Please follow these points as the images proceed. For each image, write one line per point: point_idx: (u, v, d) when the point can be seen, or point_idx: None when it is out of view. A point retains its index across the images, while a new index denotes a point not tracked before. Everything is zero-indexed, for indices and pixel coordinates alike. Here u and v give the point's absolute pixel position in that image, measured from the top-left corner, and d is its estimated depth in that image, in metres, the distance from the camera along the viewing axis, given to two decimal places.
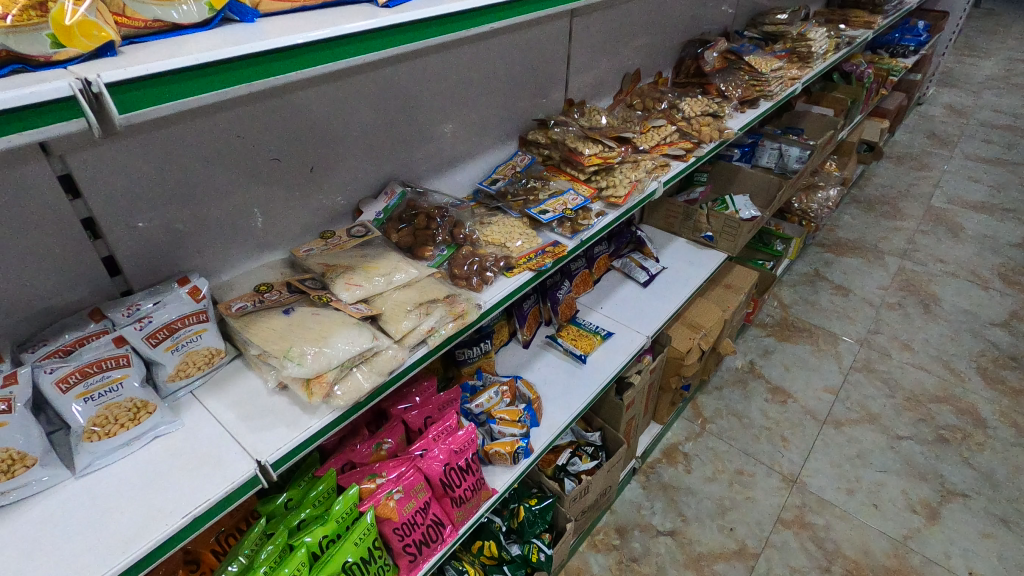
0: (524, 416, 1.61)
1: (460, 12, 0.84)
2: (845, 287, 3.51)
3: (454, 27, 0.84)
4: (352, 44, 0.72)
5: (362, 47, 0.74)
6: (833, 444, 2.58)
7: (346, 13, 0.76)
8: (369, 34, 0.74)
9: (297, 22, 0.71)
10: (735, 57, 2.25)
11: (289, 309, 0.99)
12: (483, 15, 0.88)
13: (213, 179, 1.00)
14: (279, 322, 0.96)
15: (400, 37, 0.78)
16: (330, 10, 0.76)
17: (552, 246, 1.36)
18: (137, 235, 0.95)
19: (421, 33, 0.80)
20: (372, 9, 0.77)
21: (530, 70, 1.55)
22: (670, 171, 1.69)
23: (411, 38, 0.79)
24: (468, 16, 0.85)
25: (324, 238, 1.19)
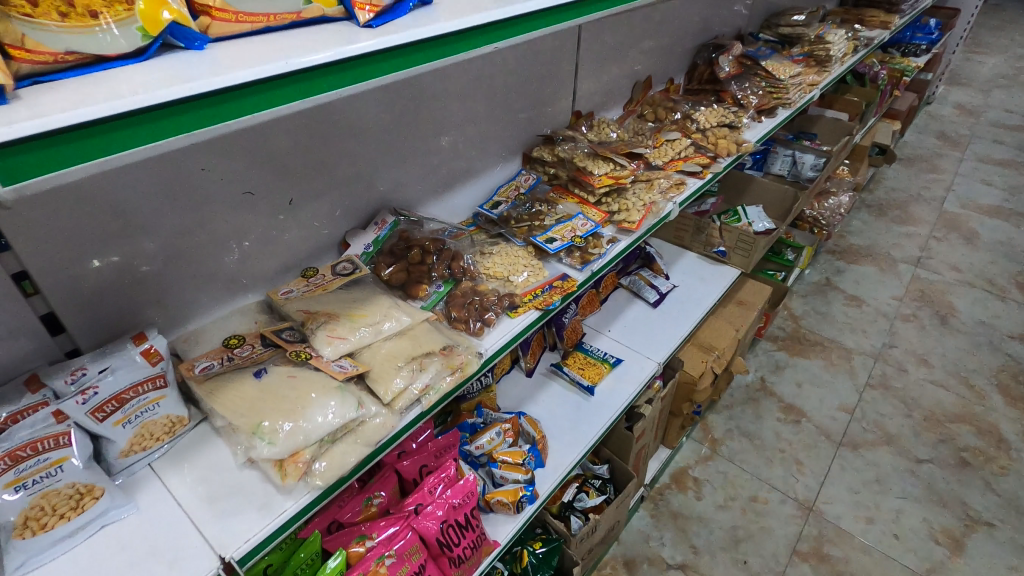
0: (526, 458, 1.49)
1: (453, 33, 0.71)
2: (858, 297, 3.38)
3: (447, 51, 0.71)
4: (321, 77, 0.59)
5: (333, 80, 0.60)
6: (849, 467, 2.46)
7: (318, 36, 0.62)
8: (342, 64, 0.60)
9: (252, 50, 0.58)
10: (751, 62, 2.11)
11: (262, 371, 0.86)
12: (480, 35, 0.75)
13: (174, 217, 0.87)
14: (248, 388, 0.82)
15: (380, 66, 0.65)
16: (295, 32, 0.62)
17: (561, 280, 1.22)
18: (83, 287, 0.82)
19: (410, 60, 0.68)
20: (345, 33, 0.63)
21: (535, 81, 1.42)
22: (686, 189, 1.56)
23: (394, 66, 0.66)
24: (462, 39, 0.72)
25: (306, 277, 1.06)
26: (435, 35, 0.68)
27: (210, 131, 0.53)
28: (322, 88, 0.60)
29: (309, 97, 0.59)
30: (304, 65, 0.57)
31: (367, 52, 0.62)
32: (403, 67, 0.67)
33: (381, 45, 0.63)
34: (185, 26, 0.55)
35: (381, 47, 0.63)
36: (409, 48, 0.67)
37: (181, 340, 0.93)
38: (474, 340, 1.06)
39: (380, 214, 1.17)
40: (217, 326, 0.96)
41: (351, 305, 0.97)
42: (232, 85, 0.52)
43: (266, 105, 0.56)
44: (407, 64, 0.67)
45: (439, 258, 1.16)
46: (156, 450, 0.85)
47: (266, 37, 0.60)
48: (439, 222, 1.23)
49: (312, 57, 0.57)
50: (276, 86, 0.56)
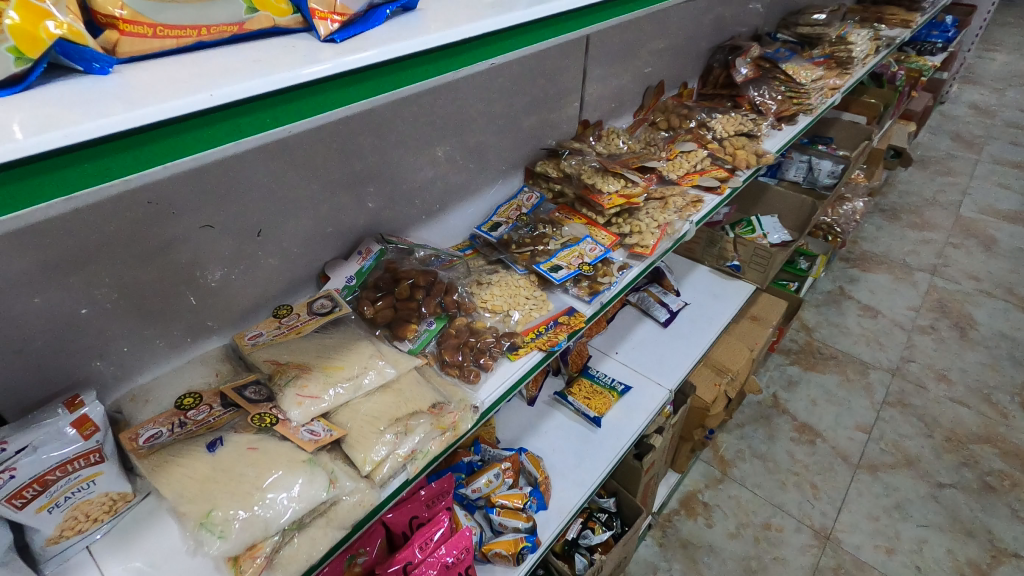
0: (528, 501, 1.35)
1: (432, 51, 0.58)
2: (873, 308, 3.24)
3: (424, 72, 0.59)
4: (255, 114, 0.47)
5: (272, 115, 0.48)
6: (867, 492, 2.34)
7: (259, 55, 0.50)
8: (283, 96, 0.48)
9: (168, 76, 0.45)
10: (770, 65, 1.97)
11: (218, 442, 0.72)
12: (467, 52, 0.62)
13: (116, 259, 0.74)
14: (199, 465, 0.69)
15: (337, 94, 0.52)
16: (231, 51, 0.50)
17: (568, 315, 1.09)
18: (5, 344, 0.69)
19: (377, 84, 0.55)
20: (294, 52, 0.51)
21: (539, 90, 1.28)
22: (704, 207, 1.43)
23: (355, 95, 0.54)
24: (443, 56, 0.60)
25: (278, 317, 0.92)
26: (408, 54, 0.56)
27: (100, 190, 0.41)
28: (257, 126, 0.48)
29: (241, 138, 0.47)
30: (230, 99, 0.45)
31: (318, 78, 0.50)
32: (367, 95, 0.55)
33: (336, 69, 0.50)
34: (81, 45, 0.43)
35: (337, 71, 0.51)
36: (374, 71, 0.54)
37: (128, 398, 0.80)
38: (469, 390, 0.94)
39: (364, 242, 1.04)
40: (172, 380, 0.83)
41: (326, 356, 0.85)
42: (127, 131, 0.40)
43: (180, 152, 0.44)
44: (372, 91, 0.55)
45: (430, 293, 1.03)
46: (99, 529, 0.73)
47: (193, 57, 0.48)
48: (429, 248, 1.10)
49: (241, 89, 0.45)
50: (192, 127, 0.44)
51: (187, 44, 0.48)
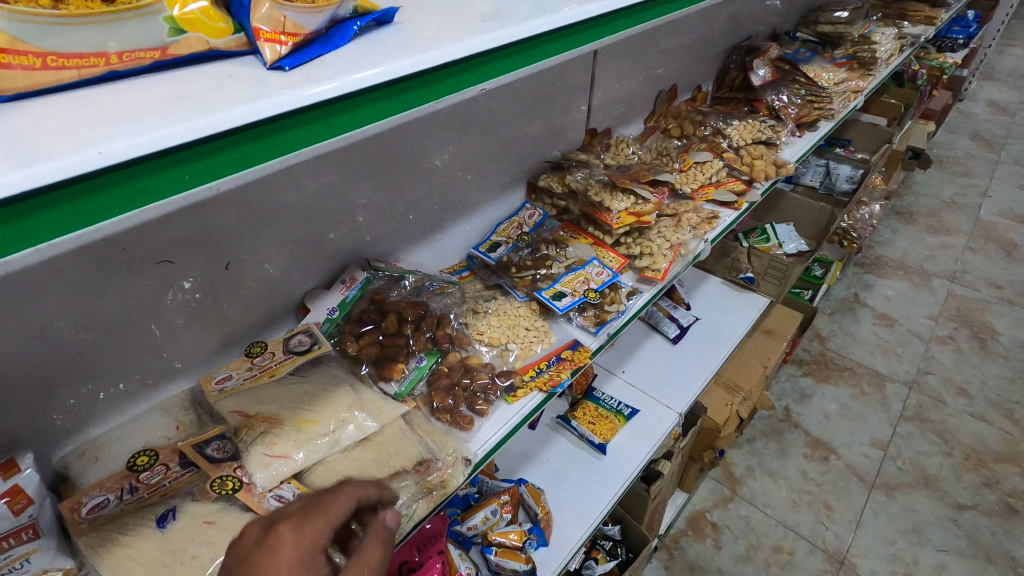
0: (527, 539, 1.27)
1: (404, 80, 0.49)
2: (889, 316, 3.10)
3: (395, 105, 0.49)
4: (167, 171, 0.37)
5: (192, 171, 0.38)
6: (883, 514, 2.23)
7: (189, 91, 0.40)
8: (205, 147, 0.38)
9: (56, 126, 0.36)
10: (790, 66, 1.85)
11: (170, 514, 0.66)
12: (447, 79, 0.52)
13: (57, 304, 0.65)
14: (146, 545, 0.63)
15: (279, 139, 0.42)
16: (147, 86, 0.41)
17: (571, 348, 1.00)
18: None
19: (344, 123, 0.46)
20: (224, 88, 0.41)
21: (544, 100, 1.18)
22: (719, 224, 1.34)
23: (305, 138, 0.44)
24: (418, 85, 0.50)
25: (250, 355, 0.84)
26: (371, 86, 0.46)
27: None
28: (172, 187, 0.38)
29: (150, 204, 0.37)
30: (128, 156, 0.35)
31: (253, 121, 0.40)
32: (320, 137, 0.45)
33: (276, 109, 0.41)
34: None
35: (278, 112, 0.41)
36: (328, 108, 0.44)
37: (76, 455, 0.71)
38: (460, 438, 0.85)
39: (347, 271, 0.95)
40: (126, 433, 0.74)
41: (299, 406, 0.76)
42: None
43: (63, 226, 0.34)
44: (328, 132, 0.45)
45: (419, 327, 0.94)
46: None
47: (96, 94, 0.39)
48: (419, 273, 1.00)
49: (144, 142, 0.35)
50: (77, 196, 0.34)
51: (91, 75, 0.39)
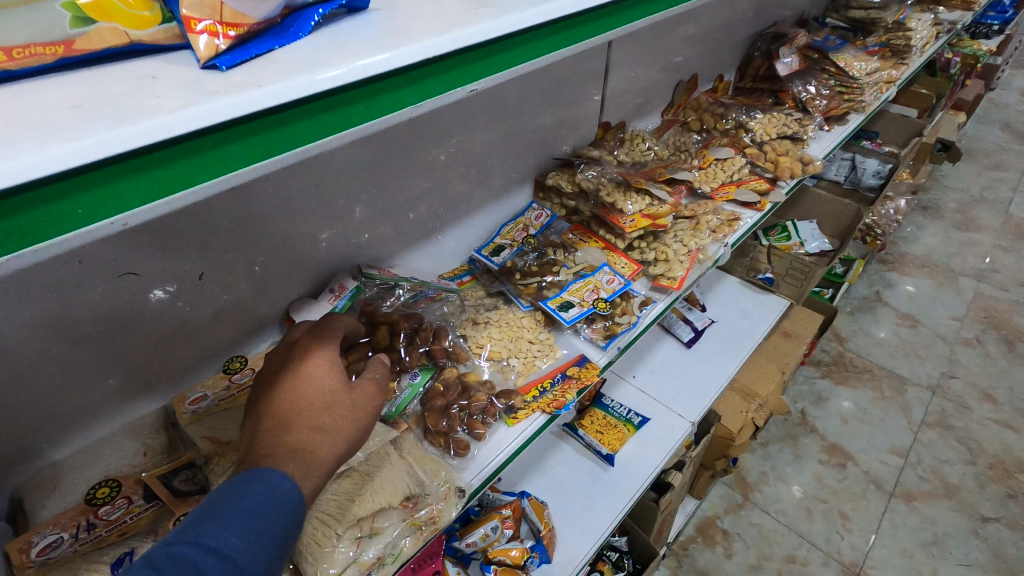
0: (530, 557, 1.19)
1: (371, 81, 0.41)
2: (911, 317, 2.96)
3: (361, 112, 0.42)
4: (49, 204, 0.29)
5: (85, 205, 0.30)
6: (902, 525, 2.13)
7: (98, 97, 0.33)
8: (102, 171, 0.30)
9: None
10: (818, 55, 1.74)
11: (128, 557, 0.59)
12: (428, 79, 0.45)
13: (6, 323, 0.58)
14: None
15: (206, 158, 0.34)
16: (45, 91, 0.33)
17: (578, 365, 0.94)
18: None
19: (294, 136, 0.38)
20: (135, 96, 0.33)
21: (555, 93, 1.09)
22: (741, 227, 1.26)
23: (241, 157, 0.36)
24: (389, 88, 0.42)
25: (228, 372, 0.77)
26: (327, 90, 0.38)
27: None
28: (57, 226, 0.30)
29: (31, 246, 0.30)
30: None
31: (165, 139, 0.32)
32: (262, 155, 0.37)
33: (200, 122, 0.33)
34: None
35: (202, 125, 0.33)
36: (270, 119, 0.36)
37: (33, 484, 0.65)
38: (453, 466, 0.78)
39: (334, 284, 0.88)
40: (88, 459, 0.68)
41: None
42: None
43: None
44: (272, 148, 0.37)
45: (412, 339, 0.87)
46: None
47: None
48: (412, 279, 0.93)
49: (14, 167, 0.28)
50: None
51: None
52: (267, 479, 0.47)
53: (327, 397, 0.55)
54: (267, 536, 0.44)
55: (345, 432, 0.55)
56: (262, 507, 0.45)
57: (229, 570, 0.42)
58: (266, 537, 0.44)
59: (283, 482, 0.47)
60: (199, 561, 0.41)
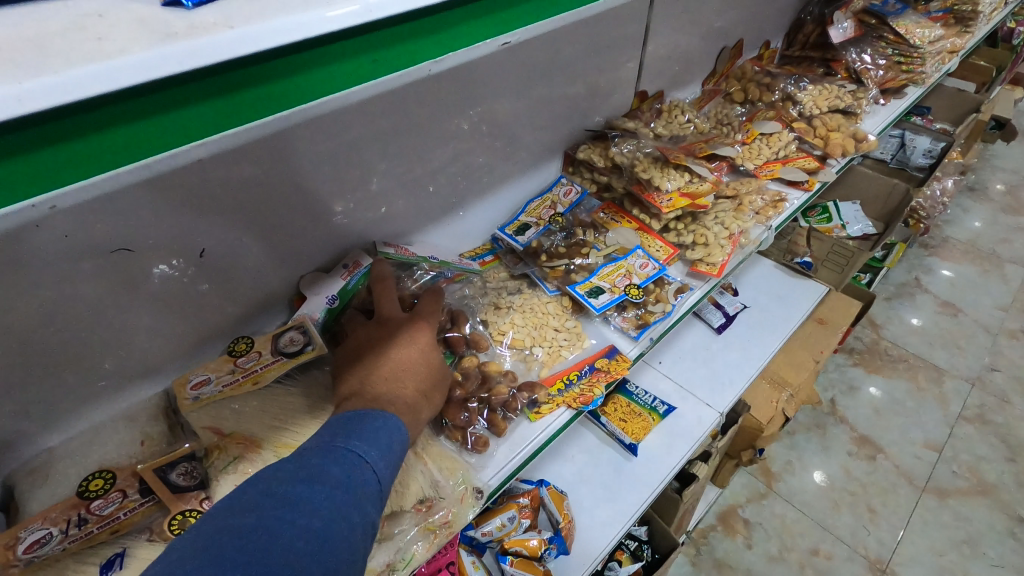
0: (548, 549, 1.15)
1: (377, 27, 0.34)
2: (953, 304, 2.59)
3: (367, 68, 0.35)
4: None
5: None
6: (933, 522, 1.87)
7: (33, 34, 0.27)
8: (33, 133, 0.24)
9: None
10: (876, 21, 1.57)
11: (118, 559, 0.56)
12: (450, 29, 0.38)
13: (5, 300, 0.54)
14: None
15: (157, 121, 0.28)
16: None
17: (607, 357, 0.88)
18: None
19: (284, 94, 0.32)
20: (73, 38, 0.26)
21: (591, 59, 1.00)
22: (786, 209, 1.17)
23: (211, 121, 0.30)
24: (407, 39, 0.36)
25: (233, 354, 0.71)
26: (322, 37, 0.31)
27: None
28: None
29: None
30: None
31: (109, 94, 0.25)
32: (233, 120, 0.31)
33: (151, 73, 0.26)
34: None
35: (154, 78, 0.26)
36: (241, 74, 0.30)
37: (24, 472, 0.62)
38: (472, 463, 0.74)
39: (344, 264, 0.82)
40: (83, 447, 0.64)
41: (281, 426, 0.67)
42: None
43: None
44: (248, 113, 0.31)
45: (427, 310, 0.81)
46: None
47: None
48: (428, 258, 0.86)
49: None
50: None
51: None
52: (391, 420, 0.55)
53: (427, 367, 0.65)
54: (395, 462, 0.53)
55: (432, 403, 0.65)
56: (391, 441, 0.53)
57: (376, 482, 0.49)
58: (393, 464, 0.53)
59: (400, 427, 0.56)
60: (359, 467, 0.49)
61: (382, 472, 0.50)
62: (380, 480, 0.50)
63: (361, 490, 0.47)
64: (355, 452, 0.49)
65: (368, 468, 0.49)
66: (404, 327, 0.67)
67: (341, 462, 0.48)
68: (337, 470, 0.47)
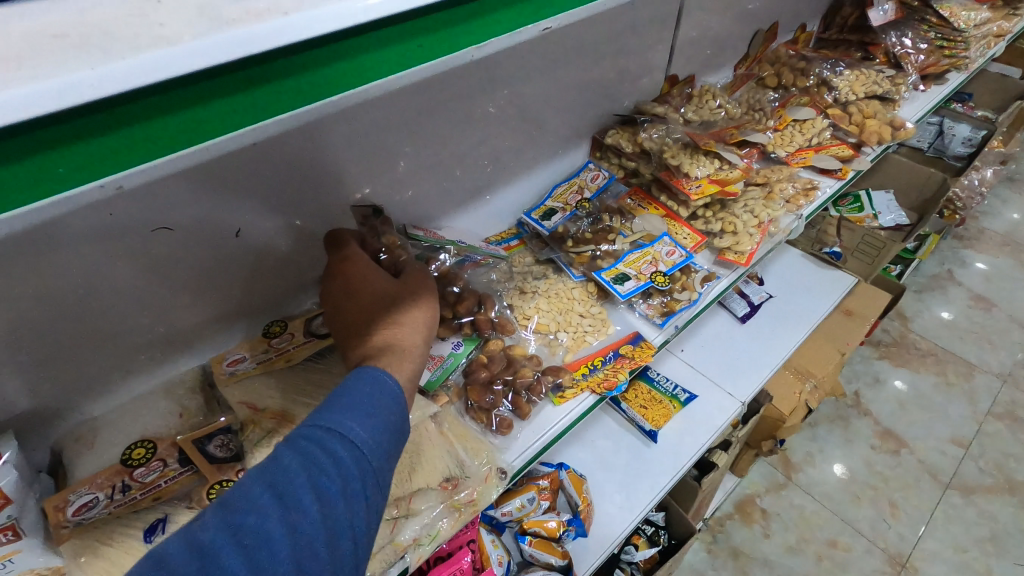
0: (566, 530, 1.17)
1: (423, 13, 0.34)
2: (987, 297, 2.51)
3: (411, 55, 0.35)
4: (25, 161, 0.24)
5: (67, 163, 0.26)
6: (956, 518, 1.84)
7: (92, 16, 0.27)
8: (102, 116, 0.25)
9: None
10: (918, 3, 1.50)
11: (160, 524, 0.60)
12: (489, 14, 0.39)
13: (52, 278, 0.56)
14: (131, 560, 0.56)
15: (213, 108, 0.29)
16: (20, 6, 0.27)
17: (631, 344, 0.88)
18: None
19: (333, 80, 0.33)
20: (132, 24, 0.27)
21: (621, 42, 0.98)
22: (817, 198, 1.15)
23: (263, 106, 0.31)
24: (450, 25, 0.36)
25: (267, 335, 0.73)
26: (370, 23, 0.32)
27: None
28: (46, 186, 0.25)
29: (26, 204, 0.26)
30: None
31: (169, 81, 0.26)
32: (286, 107, 0.32)
33: (212, 60, 0.27)
34: None
35: (214, 64, 0.27)
36: (292, 61, 0.30)
37: (70, 439, 0.65)
38: (496, 445, 0.75)
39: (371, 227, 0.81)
40: (125, 416, 0.66)
41: (313, 403, 0.68)
42: None
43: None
44: (298, 99, 0.32)
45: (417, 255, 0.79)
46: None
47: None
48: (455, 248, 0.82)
49: None
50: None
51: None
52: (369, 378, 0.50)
53: (398, 295, 0.60)
54: (387, 429, 0.49)
55: (426, 323, 0.60)
56: (374, 408, 0.49)
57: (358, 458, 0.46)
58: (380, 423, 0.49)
59: (384, 387, 0.51)
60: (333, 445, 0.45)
61: (365, 448, 0.46)
62: (364, 458, 0.46)
63: (336, 480, 0.44)
64: (322, 438, 0.45)
65: (344, 447, 0.45)
66: (340, 273, 0.63)
67: (307, 452, 0.44)
68: (303, 463, 0.43)
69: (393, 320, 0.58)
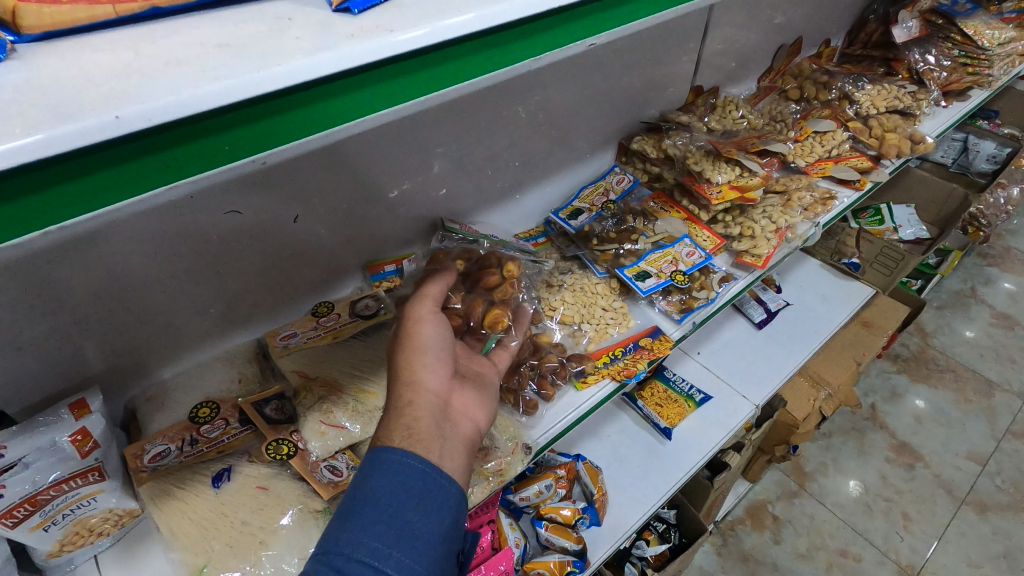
0: (581, 518, 1.22)
1: (487, 34, 0.39)
2: (1011, 316, 2.49)
3: (478, 66, 0.40)
4: (200, 141, 0.31)
5: (231, 141, 0.32)
6: (971, 534, 1.84)
7: (242, 33, 0.34)
8: (259, 108, 0.32)
9: (103, 73, 0.30)
10: (943, 21, 1.56)
11: (225, 473, 0.68)
12: (545, 32, 0.43)
13: (144, 252, 0.64)
14: (202, 503, 0.65)
15: (335, 104, 0.35)
16: (193, 28, 0.35)
17: (651, 337, 0.93)
18: (22, 346, 0.62)
19: (420, 83, 0.38)
20: (278, 37, 0.34)
21: (648, 54, 1.04)
22: (834, 207, 1.20)
23: (370, 105, 0.36)
24: (514, 40, 0.42)
25: (317, 315, 0.81)
26: (456, 37, 0.37)
27: None
28: (209, 161, 0.31)
29: (184, 178, 0.31)
30: (153, 122, 0.28)
31: (304, 82, 0.32)
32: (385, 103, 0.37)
33: (337, 66, 0.33)
34: None
35: (341, 69, 0.33)
36: (395, 67, 0.36)
37: (144, 398, 0.72)
38: (523, 423, 0.81)
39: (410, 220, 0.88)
40: (191, 382, 0.74)
41: (359, 374, 0.74)
42: (7, 171, 0.26)
43: (67, 208, 0.28)
44: (396, 99, 0.37)
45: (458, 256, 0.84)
46: (101, 542, 0.65)
47: (133, 36, 0.34)
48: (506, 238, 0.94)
49: (178, 100, 0.29)
50: (75, 175, 0.27)
51: (129, 13, 0.34)
52: (385, 457, 0.54)
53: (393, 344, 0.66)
54: (422, 503, 0.52)
55: (420, 356, 0.63)
56: (399, 492, 0.52)
57: (399, 536, 0.50)
58: (414, 497, 0.52)
59: (405, 461, 0.53)
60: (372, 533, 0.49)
61: (398, 541, 0.50)
62: (403, 549, 0.49)
63: None
64: (349, 552, 0.48)
65: (384, 536, 0.49)
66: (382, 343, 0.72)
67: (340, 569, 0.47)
68: None
69: (392, 372, 0.63)
